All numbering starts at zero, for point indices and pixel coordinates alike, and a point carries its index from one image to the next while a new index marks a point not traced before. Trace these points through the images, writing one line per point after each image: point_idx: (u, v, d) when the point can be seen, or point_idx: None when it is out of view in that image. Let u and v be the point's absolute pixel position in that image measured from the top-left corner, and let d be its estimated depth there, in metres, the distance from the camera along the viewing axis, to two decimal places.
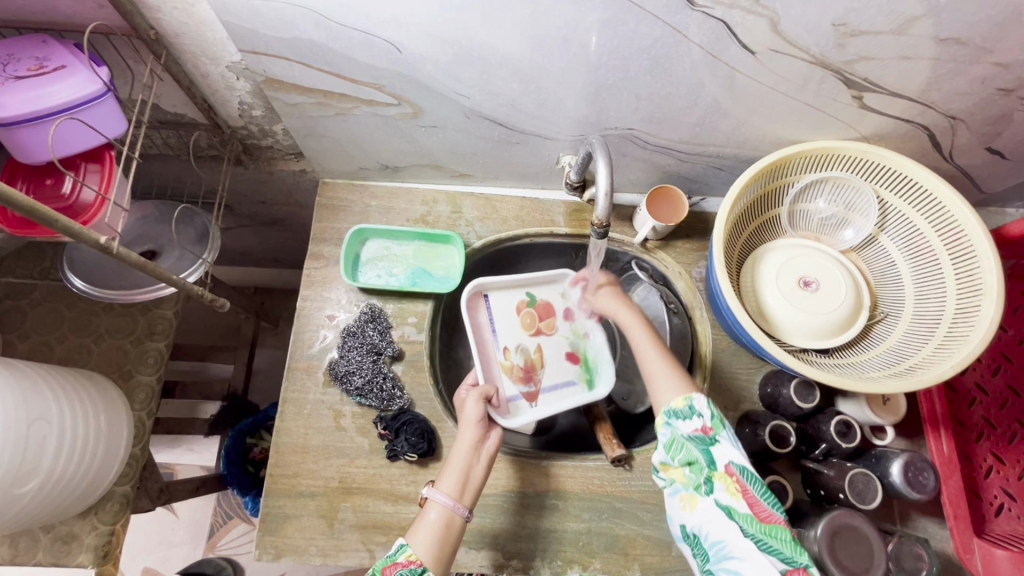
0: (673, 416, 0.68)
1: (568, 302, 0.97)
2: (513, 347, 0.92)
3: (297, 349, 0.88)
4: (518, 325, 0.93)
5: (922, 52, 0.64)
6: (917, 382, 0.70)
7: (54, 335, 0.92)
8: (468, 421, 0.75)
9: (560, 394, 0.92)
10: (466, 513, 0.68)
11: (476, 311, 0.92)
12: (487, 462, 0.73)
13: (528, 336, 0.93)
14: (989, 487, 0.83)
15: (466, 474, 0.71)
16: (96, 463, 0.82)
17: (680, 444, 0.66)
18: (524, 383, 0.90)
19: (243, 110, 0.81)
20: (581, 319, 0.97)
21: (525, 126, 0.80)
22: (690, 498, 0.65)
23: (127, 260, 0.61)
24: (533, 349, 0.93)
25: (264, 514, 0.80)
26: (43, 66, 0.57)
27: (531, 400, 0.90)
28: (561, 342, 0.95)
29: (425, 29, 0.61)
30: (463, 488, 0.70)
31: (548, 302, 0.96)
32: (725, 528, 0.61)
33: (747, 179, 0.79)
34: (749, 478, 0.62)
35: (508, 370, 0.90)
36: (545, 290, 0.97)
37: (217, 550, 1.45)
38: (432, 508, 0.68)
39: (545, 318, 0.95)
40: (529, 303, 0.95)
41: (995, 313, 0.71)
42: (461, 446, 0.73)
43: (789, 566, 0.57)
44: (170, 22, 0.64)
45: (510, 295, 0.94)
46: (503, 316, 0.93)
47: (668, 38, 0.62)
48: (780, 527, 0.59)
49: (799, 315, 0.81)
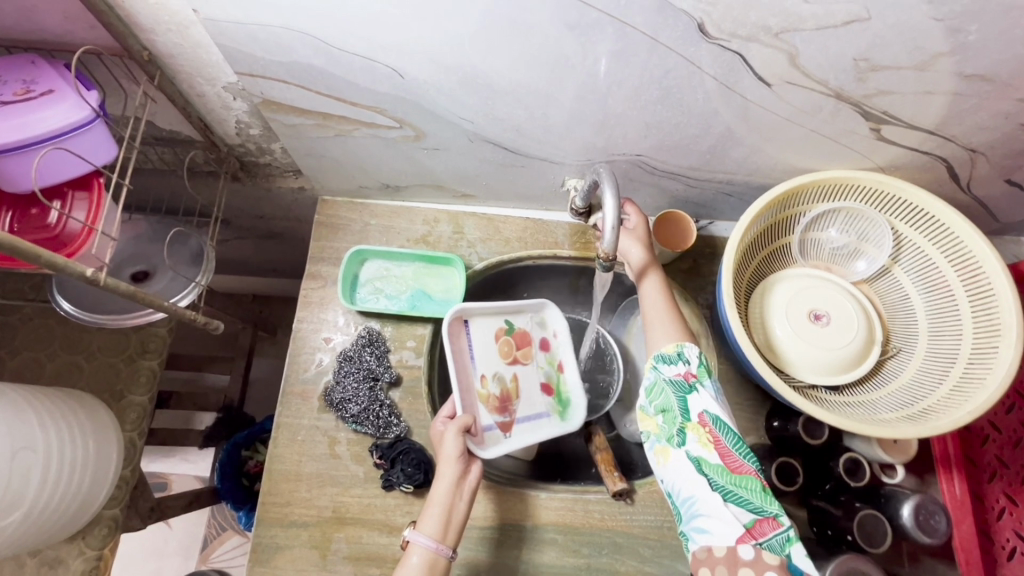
0: (662, 360, 0.67)
1: (545, 331, 0.94)
2: (490, 375, 0.86)
3: (292, 373, 0.86)
4: (496, 353, 0.88)
5: (945, 87, 0.61)
6: (932, 429, 0.68)
7: (45, 352, 0.91)
8: (448, 456, 0.71)
9: (533, 425, 0.87)
10: (449, 554, 0.66)
11: (456, 337, 0.85)
12: (468, 497, 0.70)
13: (504, 365, 0.88)
14: (1001, 530, 0.80)
15: (448, 513, 0.67)
16: (83, 488, 0.80)
17: (661, 388, 0.65)
18: (499, 414, 0.85)
19: (240, 129, 0.79)
20: (557, 350, 0.94)
21: (530, 151, 0.77)
22: (664, 450, 0.62)
23: (117, 290, 0.59)
24: (509, 378, 0.88)
25: (255, 544, 0.78)
26: (31, 91, 0.55)
27: (506, 430, 0.84)
28: (537, 372, 0.91)
29: (428, 56, 0.58)
30: (446, 528, 0.66)
31: (526, 330, 0.92)
32: (696, 484, 0.59)
33: (758, 209, 0.77)
34: (722, 428, 0.61)
35: (484, 399, 0.84)
36: (523, 318, 0.92)
37: (210, 562, 1.43)
38: (414, 553, 0.65)
39: (522, 347, 0.91)
40: (508, 331, 0.90)
41: (1014, 358, 0.68)
42: (442, 482, 0.69)
43: (756, 516, 0.56)
44: (164, 43, 0.61)
45: (489, 321, 0.88)
46: (482, 342, 0.87)
47: (681, 69, 0.60)
48: (750, 478, 0.59)
49: (809, 351, 0.78)
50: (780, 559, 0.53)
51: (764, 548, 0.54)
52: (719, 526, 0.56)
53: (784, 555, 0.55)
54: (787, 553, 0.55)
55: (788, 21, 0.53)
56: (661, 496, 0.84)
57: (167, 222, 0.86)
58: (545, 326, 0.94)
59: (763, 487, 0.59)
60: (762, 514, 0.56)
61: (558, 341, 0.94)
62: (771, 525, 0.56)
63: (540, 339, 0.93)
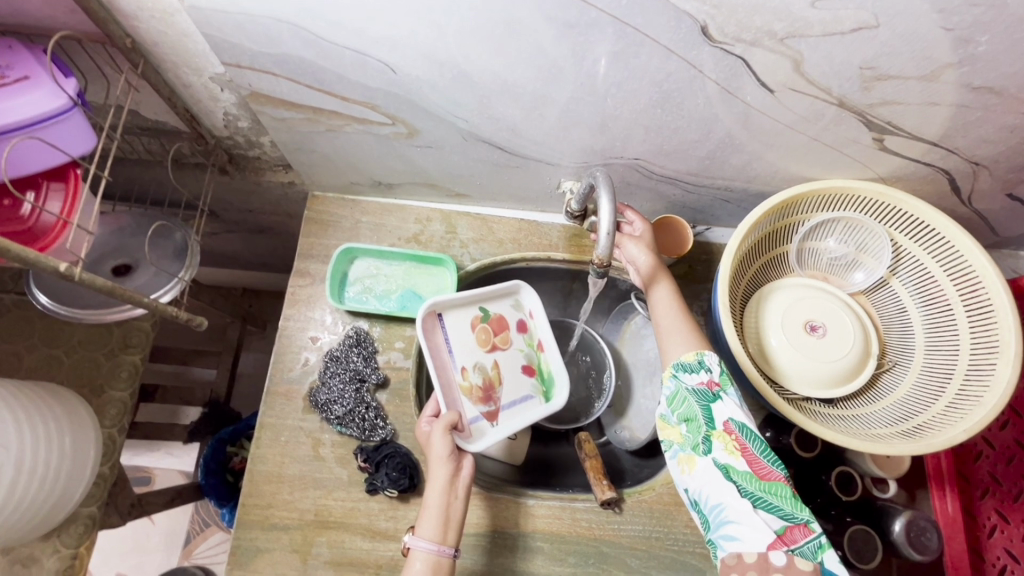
0: (681, 368, 0.64)
1: (521, 312, 0.88)
2: (471, 366, 0.82)
3: (277, 372, 0.84)
4: (473, 342, 0.83)
5: (951, 99, 0.60)
6: (927, 446, 0.67)
7: (23, 344, 0.88)
8: (437, 457, 0.69)
9: (520, 410, 0.83)
10: (453, 554, 0.64)
11: (431, 333, 0.80)
12: (464, 495, 0.68)
13: (484, 353, 0.84)
14: (992, 548, 0.80)
15: (447, 512, 0.65)
16: (58, 487, 0.78)
17: (683, 397, 0.62)
18: (484, 403, 0.81)
19: (229, 121, 0.77)
20: (535, 330, 0.89)
21: (526, 151, 0.76)
22: (688, 459, 0.60)
23: (92, 285, 0.57)
24: (490, 366, 0.84)
25: (234, 547, 0.76)
26: (4, 76, 0.53)
27: (492, 420, 0.80)
28: (518, 355, 0.86)
29: (421, 51, 0.56)
30: (446, 528, 0.64)
31: (502, 315, 0.86)
32: (723, 490, 0.57)
33: (756, 217, 0.75)
34: (749, 435, 0.59)
35: (467, 391, 0.80)
36: (499, 303, 0.87)
37: (192, 558, 1.41)
38: (416, 559, 0.62)
39: (500, 333, 0.86)
40: (483, 318, 0.85)
41: (1011, 377, 0.67)
42: (435, 483, 0.67)
43: (788, 523, 0.54)
44: (148, 31, 0.59)
45: (463, 311, 0.83)
46: (458, 334, 0.82)
47: (683, 73, 0.58)
48: (780, 485, 0.57)
49: (804, 362, 0.77)
50: (814, 565, 0.52)
51: (797, 554, 0.53)
52: (749, 533, 0.54)
53: (816, 563, 0.53)
54: (821, 560, 0.53)
55: (794, 26, 0.51)
56: (651, 505, 0.83)
57: (150, 214, 0.84)
58: (520, 307, 0.88)
59: (794, 494, 0.57)
60: (793, 521, 0.54)
61: (535, 321, 0.89)
62: (802, 532, 0.54)
63: (517, 321, 0.88)
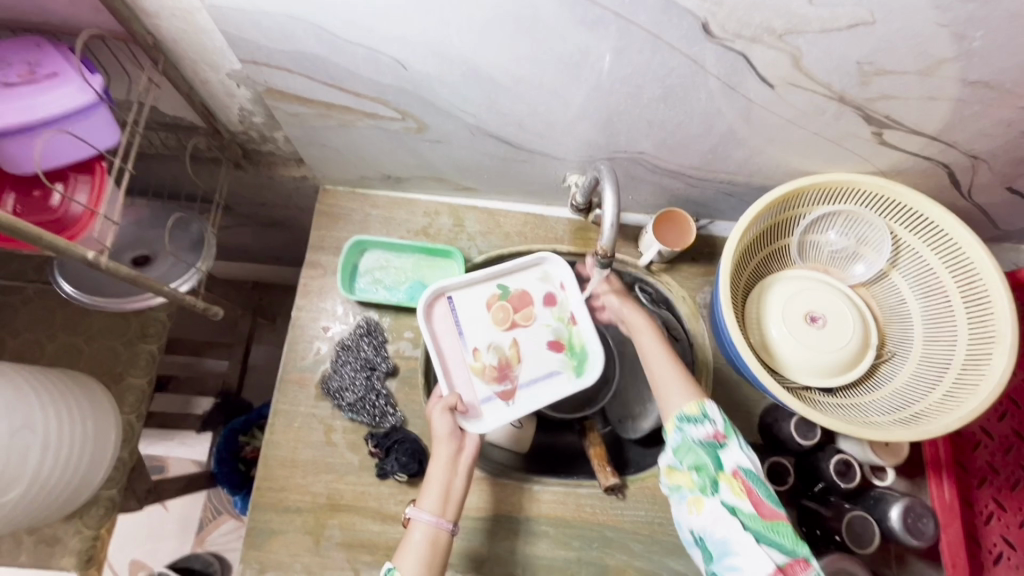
0: (686, 421, 0.66)
1: (550, 285, 0.86)
2: (484, 346, 0.81)
3: (290, 360, 0.87)
4: (489, 322, 0.83)
5: (949, 93, 0.61)
6: (922, 433, 0.68)
7: (45, 333, 0.91)
8: (439, 434, 0.72)
9: (539, 388, 0.81)
10: (451, 528, 0.66)
11: (439, 316, 0.82)
12: (466, 472, 0.71)
13: (501, 332, 0.83)
14: (988, 534, 0.82)
15: (447, 488, 0.68)
16: (81, 469, 0.81)
17: (690, 447, 0.64)
18: (499, 383, 0.80)
19: (243, 116, 0.79)
20: (564, 304, 0.86)
21: (532, 145, 0.77)
22: (696, 501, 0.62)
23: (115, 273, 0.60)
24: (507, 345, 0.82)
25: (250, 528, 0.79)
26: (35, 72, 0.56)
27: (508, 399, 0.79)
28: (542, 331, 0.84)
29: (430, 48, 0.58)
30: (445, 503, 0.67)
31: (524, 291, 0.85)
32: (729, 527, 0.59)
33: (758, 210, 0.77)
34: (754, 479, 0.62)
35: (478, 371, 0.80)
36: (520, 279, 0.86)
37: (205, 545, 1.44)
38: (416, 529, 0.66)
39: (521, 309, 0.84)
40: (502, 295, 0.84)
41: (1007, 366, 0.69)
42: (437, 461, 0.70)
43: (788, 558, 0.57)
44: (169, 28, 0.62)
45: (477, 292, 0.84)
46: (472, 314, 0.82)
47: (685, 69, 0.60)
48: (782, 523, 0.59)
49: (804, 352, 0.79)
50: None
51: None
52: (753, 567, 0.57)
53: None
54: None
55: (792, 22, 0.53)
56: (653, 491, 0.85)
57: (168, 207, 0.87)
58: (549, 280, 0.87)
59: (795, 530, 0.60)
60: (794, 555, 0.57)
61: (566, 294, 0.86)
62: (802, 566, 0.57)
63: (543, 294, 0.86)
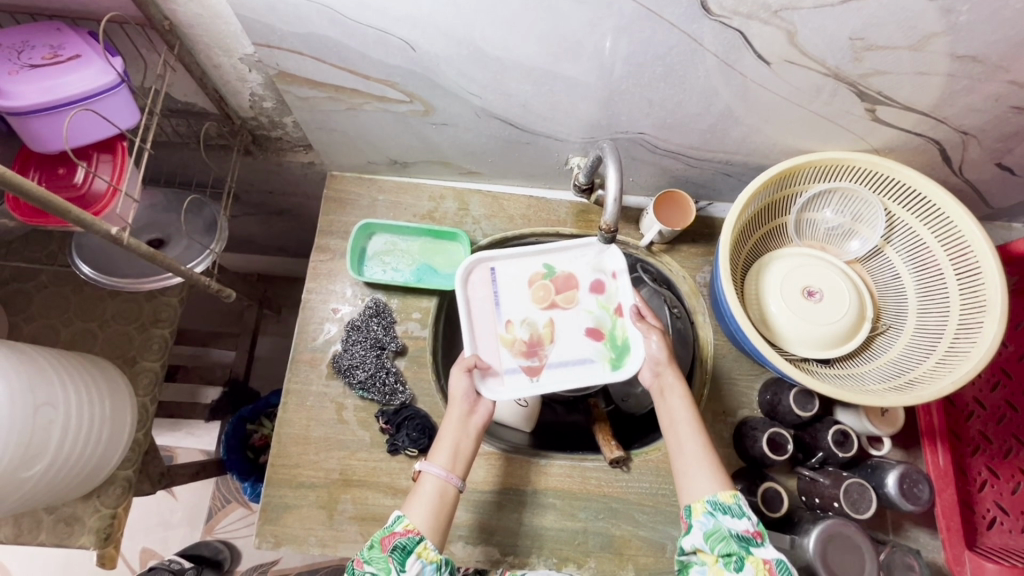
0: (719, 509, 0.65)
1: (601, 271, 0.87)
2: (518, 320, 0.84)
3: (301, 341, 0.89)
4: (528, 298, 0.85)
5: (938, 68, 0.64)
6: (916, 398, 0.71)
7: (60, 318, 0.93)
8: (456, 394, 0.77)
9: (568, 370, 0.83)
10: (460, 484, 0.70)
11: (478, 284, 0.85)
12: (476, 433, 0.75)
13: (539, 310, 0.85)
14: (983, 501, 0.85)
15: (457, 446, 0.73)
16: (100, 447, 0.83)
17: (723, 535, 0.63)
18: (526, 358, 0.82)
19: (254, 101, 0.81)
20: (612, 293, 0.86)
21: (536, 127, 0.80)
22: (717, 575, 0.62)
23: (136, 251, 0.62)
24: (542, 324, 0.84)
25: (265, 503, 0.81)
26: (58, 55, 0.59)
27: (532, 375, 0.82)
28: (582, 316, 0.85)
29: (439, 29, 0.61)
30: (455, 459, 0.72)
31: (570, 274, 0.87)
32: None
33: (756, 188, 0.79)
34: (783, 570, 0.61)
35: (508, 343, 0.83)
36: (566, 261, 0.87)
37: (215, 533, 1.45)
38: (426, 481, 0.70)
39: (563, 291, 0.86)
40: (546, 275, 0.86)
41: (998, 332, 0.71)
42: (450, 421, 0.75)
43: None
44: (185, 13, 0.64)
45: (521, 267, 0.86)
46: (512, 288, 0.85)
47: (685, 47, 0.62)
48: None
49: (801, 324, 0.81)
50: None
51: None
52: None
53: None
54: None
55: None
56: (657, 464, 0.87)
57: (181, 193, 0.90)
58: (599, 267, 0.87)
59: None
60: None
61: (617, 283, 0.87)
62: None
63: (591, 280, 0.87)
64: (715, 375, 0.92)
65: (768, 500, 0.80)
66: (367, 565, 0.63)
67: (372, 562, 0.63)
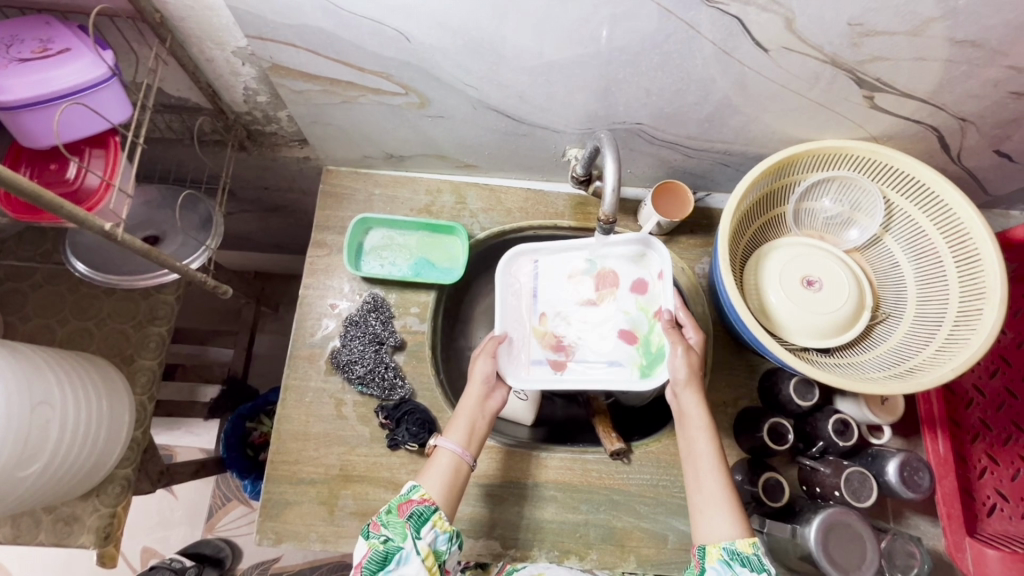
0: (737, 559, 0.63)
1: (645, 271, 0.85)
2: (551, 314, 0.84)
3: (299, 337, 0.89)
4: (565, 293, 0.85)
5: (936, 54, 0.63)
6: (916, 385, 0.71)
7: (55, 318, 0.92)
8: (477, 376, 0.77)
9: (593, 369, 0.81)
10: (472, 461, 0.71)
11: (518, 273, 0.86)
12: (490, 416, 0.76)
13: (575, 306, 0.85)
14: (983, 488, 0.85)
15: (471, 426, 0.73)
16: (98, 445, 0.82)
17: None
18: (554, 351, 0.83)
19: (248, 96, 0.81)
20: (654, 295, 0.83)
21: (532, 118, 0.79)
22: None
23: (131, 246, 0.61)
24: (575, 320, 0.84)
25: (265, 500, 0.81)
26: (47, 49, 0.58)
27: (557, 369, 0.82)
28: (617, 316, 0.84)
29: (434, 19, 0.60)
30: (470, 438, 0.73)
31: (612, 272, 0.85)
32: None
33: (755, 177, 0.78)
34: None
35: (539, 335, 0.83)
36: (610, 259, 0.86)
37: (216, 531, 1.45)
38: (440, 455, 0.71)
39: (602, 289, 0.85)
40: (587, 271, 0.85)
41: (998, 318, 0.71)
42: (467, 403, 0.75)
43: None
44: (176, 6, 0.63)
45: (561, 260, 0.86)
46: (550, 281, 0.85)
47: (682, 34, 0.62)
48: None
49: (801, 313, 0.81)
50: None
51: None
52: None
53: None
54: None
55: None
56: (658, 456, 0.87)
57: (175, 189, 0.90)
58: (646, 267, 0.85)
59: None
60: None
61: (660, 285, 0.84)
62: None
63: (634, 279, 0.85)
64: (715, 366, 0.92)
65: (768, 489, 0.80)
66: (384, 528, 0.65)
67: (389, 526, 0.65)
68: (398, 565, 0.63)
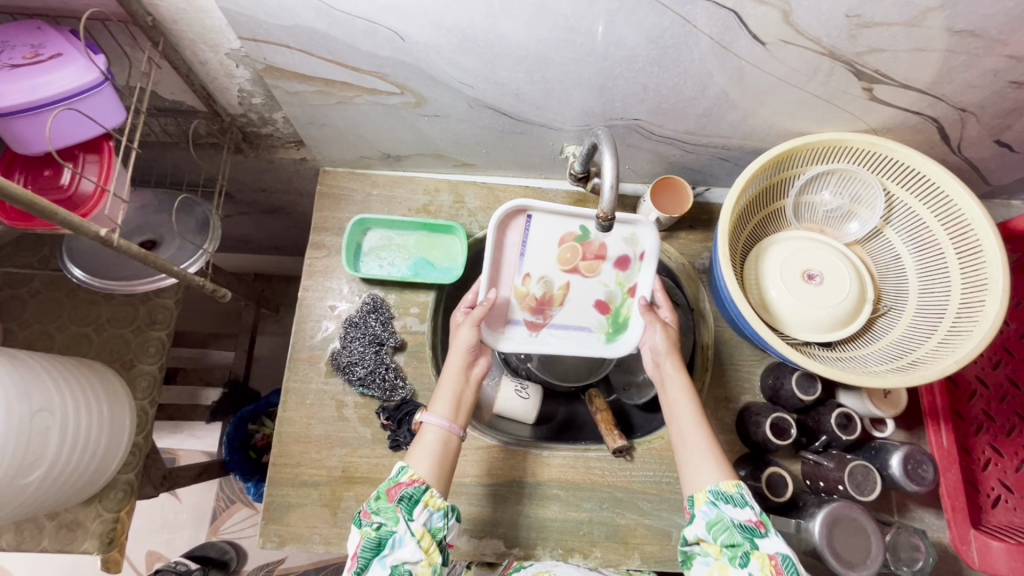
0: (721, 498, 0.64)
1: (632, 248, 0.82)
2: (535, 275, 0.82)
3: (299, 339, 0.88)
4: (552, 256, 0.81)
5: (935, 44, 0.63)
6: (919, 377, 0.70)
7: (55, 324, 0.92)
8: (460, 346, 0.77)
9: (567, 334, 0.85)
10: (460, 433, 0.73)
11: (509, 228, 0.79)
12: (475, 386, 0.78)
13: (559, 270, 0.82)
14: (987, 479, 0.85)
15: (458, 397, 0.75)
16: (100, 450, 0.82)
17: (725, 527, 0.62)
18: (532, 313, 0.83)
19: (243, 97, 0.80)
20: (634, 273, 0.83)
21: (529, 116, 0.79)
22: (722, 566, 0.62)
23: (127, 251, 0.60)
24: (557, 283, 0.83)
25: (268, 503, 0.81)
26: (39, 54, 0.58)
27: (534, 330, 0.84)
28: (596, 287, 0.84)
29: (428, 17, 0.59)
30: (457, 410, 0.74)
31: (603, 242, 0.81)
32: None
33: (755, 171, 0.78)
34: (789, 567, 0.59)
35: (519, 296, 0.82)
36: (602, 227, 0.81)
37: (220, 533, 1.46)
38: (428, 430, 0.72)
39: (589, 257, 0.82)
40: (578, 237, 0.81)
41: (1000, 309, 0.71)
42: (449, 375, 0.76)
43: None
44: (168, 9, 0.63)
45: (558, 222, 0.80)
46: (539, 242, 0.80)
47: (678, 28, 0.61)
48: None
49: (802, 308, 0.80)
50: None
51: None
52: None
53: None
54: None
55: None
56: (660, 452, 0.86)
57: (171, 194, 0.89)
58: (633, 243, 0.82)
59: None
60: None
61: (642, 264, 0.83)
62: None
63: (620, 253, 0.82)
64: (716, 362, 0.92)
65: (771, 485, 0.79)
66: (376, 515, 0.65)
67: (381, 512, 0.65)
68: (393, 548, 0.63)
